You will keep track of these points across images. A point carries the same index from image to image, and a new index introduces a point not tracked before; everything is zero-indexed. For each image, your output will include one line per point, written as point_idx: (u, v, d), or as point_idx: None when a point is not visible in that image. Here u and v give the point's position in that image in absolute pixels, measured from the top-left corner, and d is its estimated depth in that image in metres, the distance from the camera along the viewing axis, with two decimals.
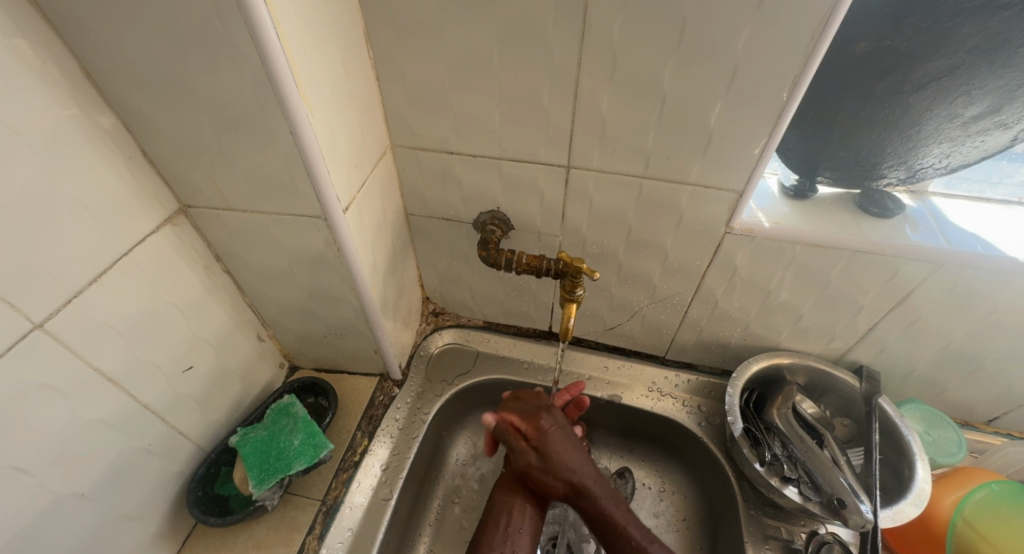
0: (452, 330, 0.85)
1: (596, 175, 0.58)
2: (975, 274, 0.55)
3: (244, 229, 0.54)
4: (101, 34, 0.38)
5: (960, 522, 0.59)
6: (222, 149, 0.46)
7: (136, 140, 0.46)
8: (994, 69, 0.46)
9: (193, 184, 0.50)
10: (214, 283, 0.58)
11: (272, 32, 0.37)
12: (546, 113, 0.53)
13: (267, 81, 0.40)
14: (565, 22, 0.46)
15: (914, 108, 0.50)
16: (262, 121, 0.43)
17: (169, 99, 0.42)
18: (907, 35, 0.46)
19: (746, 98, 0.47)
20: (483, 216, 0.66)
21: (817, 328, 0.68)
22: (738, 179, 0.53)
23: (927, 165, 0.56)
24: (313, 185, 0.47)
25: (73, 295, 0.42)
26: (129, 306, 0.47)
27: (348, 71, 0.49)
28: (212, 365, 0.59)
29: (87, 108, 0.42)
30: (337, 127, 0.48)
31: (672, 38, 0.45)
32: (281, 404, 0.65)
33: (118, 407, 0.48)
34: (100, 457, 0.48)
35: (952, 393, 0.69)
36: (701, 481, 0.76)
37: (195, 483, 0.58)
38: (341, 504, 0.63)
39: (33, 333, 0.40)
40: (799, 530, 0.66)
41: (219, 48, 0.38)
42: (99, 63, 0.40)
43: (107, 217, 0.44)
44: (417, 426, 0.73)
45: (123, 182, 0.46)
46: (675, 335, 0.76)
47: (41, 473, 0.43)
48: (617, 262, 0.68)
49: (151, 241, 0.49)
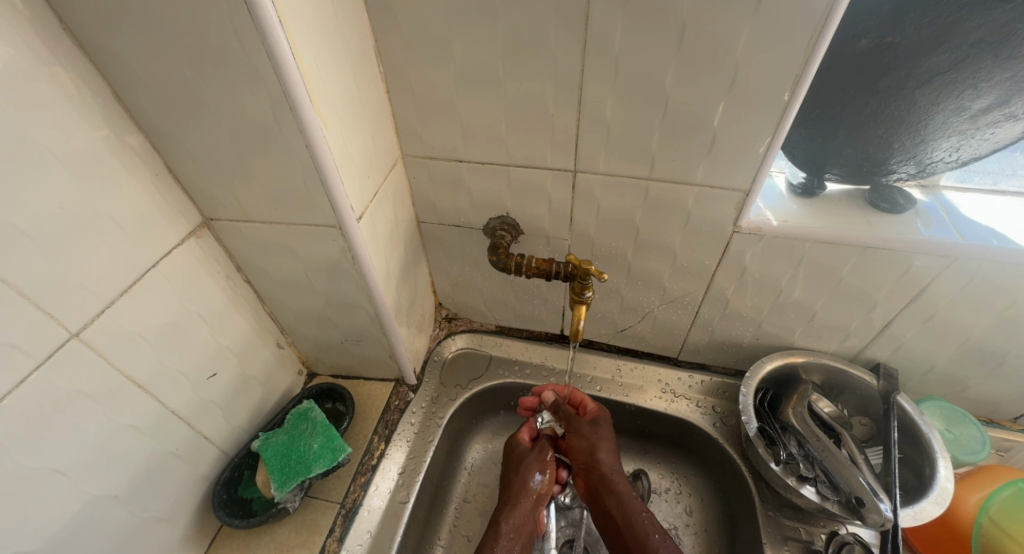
0: (465, 335, 0.86)
1: (602, 178, 0.59)
2: (992, 267, 0.54)
3: (263, 239, 0.56)
4: (128, 58, 0.41)
5: (986, 520, 0.58)
6: (241, 163, 0.48)
7: (161, 158, 0.49)
8: (999, 61, 0.45)
9: (215, 199, 0.52)
10: (235, 293, 0.60)
11: (288, 50, 0.39)
12: (552, 119, 0.54)
13: (283, 96, 0.41)
14: (568, 29, 0.47)
15: (919, 102, 0.50)
16: (278, 136, 0.45)
17: (191, 117, 0.45)
18: (909, 31, 0.46)
19: (749, 97, 0.48)
20: (492, 221, 0.68)
21: (831, 326, 0.67)
22: (743, 178, 0.54)
23: (937, 159, 0.55)
24: (328, 195, 0.49)
25: (104, 305, 0.45)
26: (156, 316, 0.50)
27: (359, 85, 0.51)
28: (235, 372, 0.62)
29: (118, 129, 0.44)
30: (350, 139, 0.50)
31: (673, 40, 0.45)
32: (300, 409, 0.67)
33: (147, 413, 0.51)
34: (131, 462, 0.50)
35: (974, 389, 0.68)
36: (718, 483, 0.76)
37: (220, 487, 0.60)
38: (360, 506, 0.65)
39: (69, 342, 0.42)
40: (819, 531, 0.66)
41: (237, 68, 0.40)
42: (126, 86, 0.43)
43: (136, 231, 0.47)
44: (433, 430, 0.74)
45: (150, 198, 0.48)
46: (687, 335, 0.76)
47: (78, 475, 0.45)
48: (626, 264, 0.68)
49: (177, 253, 0.52)
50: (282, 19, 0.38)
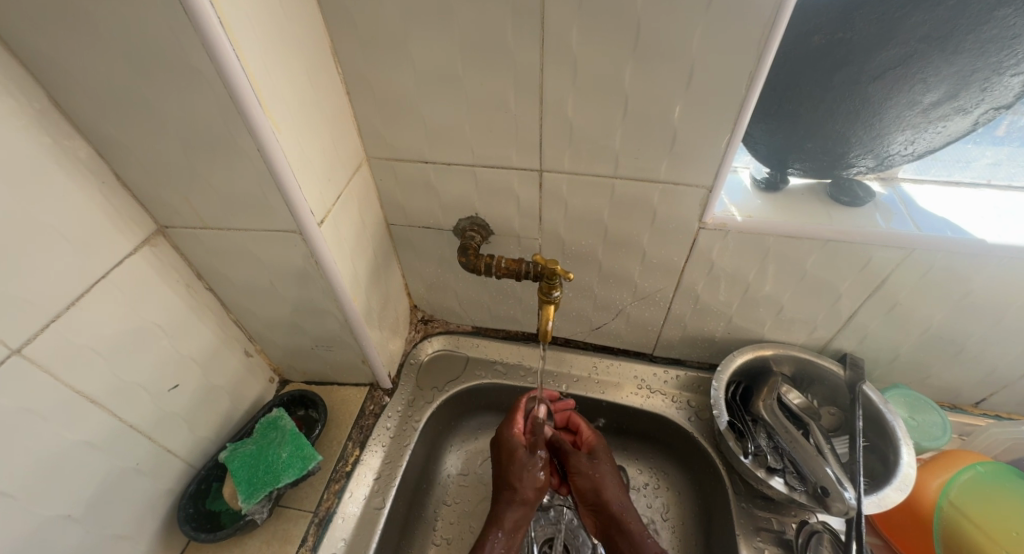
0: (441, 337, 0.85)
1: (568, 177, 0.58)
2: (947, 257, 0.55)
3: (223, 246, 0.55)
4: (66, 63, 0.39)
5: (947, 504, 0.60)
6: (194, 169, 0.47)
7: (109, 165, 0.47)
8: (947, 56, 0.46)
9: (170, 206, 0.51)
10: (197, 302, 0.59)
11: (231, 52, 0.38)
12: (514, 119, 0.54)
13: (230, 99, 0.40)
14: (525, 29, 0.47)
15: (873, 97, 0.50)
16: (230, 141, 0.44)
17: (137, 123, 0.43)
18: (860, 28, 0.47)
19: (707, 94, 0.48)
20: (462, 222, 0.67)
21: (799, 318, 0.68)
22: (706, 175, 0.54)
23: (894, 152, 0.56)
24: (285, 200, 0.48)
25: (50, 319, 0.43)
26: (110, 329, 0.48)
27: (315, 86, 0.50)
28: (199, 382, 0.60)
29: (60, 138, 0.43)
30: (307, 142, 0.49)
31: (629, 38, 0.45)
32: (270, 418, 0.66)
33: (103, 428, 0.49)
34: (87, 478, 0.48)
35: (937, 376, 0.70)
36: (693, 476, 0.76)
37: (187, 500, 0.59)
38: (334, 514, 0.64)
39: (11, 358, 0.41)
40: (790, 520, 0.67)
41: (181, 72, 0.39)
42: (66, 92, 0.41)
43: (84, 241, 0.45)
44: (409, 434, 0.73)
45: (99, 207, 0.46)
46: (661, 331, 0.77)
47: (27, 496, 0.44)
48: (597, 262, 0.68)
49: (131, 262, 0.50)
50: (224, 21, 0.37)
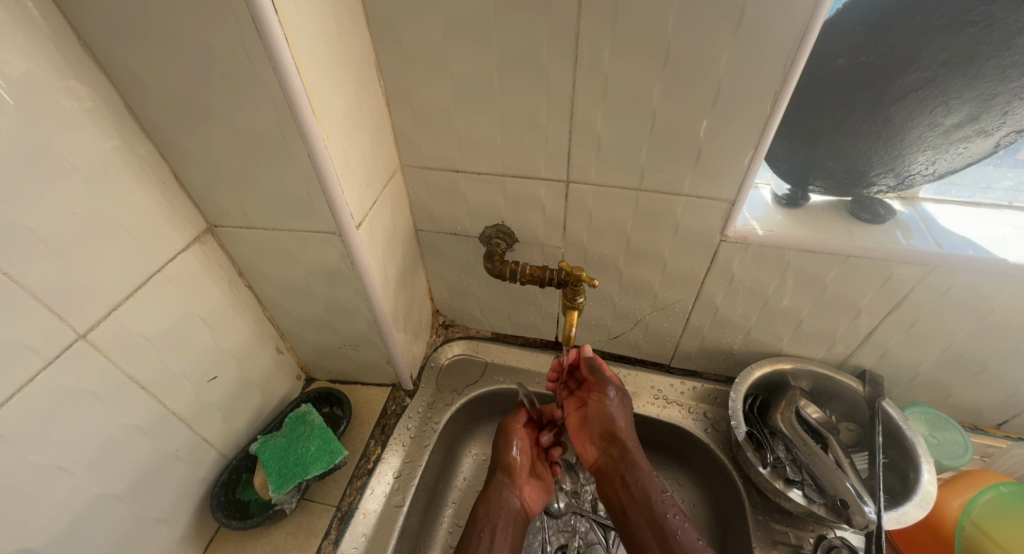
0: (461, 341, 0.87)
1: (594, 189, 0.61)
2: (969, 276, 0.56)
3: (265, 246, 0.58)
4: (142, 73, 0.43)
5: (969, 524, 0.59)
6: (246, 172, 0.50)
7: (169, 167, 0.51)
8: (967, 80, 0.48)
9: (221, 207, 0.54)
10: (236, 299, 0.62)
11: (292, 65, 0.41)
12: (545, 132, 0.57)
13: (287, 108, 0.44)
14: (560, 49, 0.49)
15: (894, 118, 0.52)
16: (284, 148, 0.47)
17: (198, 128, 0.47)
18: (882, 52, 0.49)
19: (732, 112, 0.50)
20: (488, 230, 0.70)
21: (818, 333, 0.69)
22: (729, 189, 0.56)
23: (915, 172, 0.57)
24: (328, 203, 0.51)
25: (111, 307, 0.46)
26: (161, 320, 0.51)
27: (359, 98, 0.53)
28: (235, 375, 0.63)
29: (130, 141, 0.46)
30: (350, 149, 0.52)
31: (658, 59, 0.48)
32: (299, 413, 0.68)
33: (150, 414, 0.52)
34: (133, 461, 0.51)
35: (958, 396, 0.70)
36: (709, 488, 0.77)
37: (218, 488, 0.61)
38: (355, 510, 0.66)
39: (76, 343, 0.44)
40: (808, 535, 0.67)
41: (243, 82, 0.42)
42: (137, 97, 0.45)
43: (144, 236, 0.49)
44: (429, 435, 0.75)
45: (158, 205, 0.50)
46: (679, 342, 0.78)
47: (81, 473, 0.47)
48: (618, 272, 0.70)
49: (182, 257, 0.53)
50: (289, 38, 0.40)
